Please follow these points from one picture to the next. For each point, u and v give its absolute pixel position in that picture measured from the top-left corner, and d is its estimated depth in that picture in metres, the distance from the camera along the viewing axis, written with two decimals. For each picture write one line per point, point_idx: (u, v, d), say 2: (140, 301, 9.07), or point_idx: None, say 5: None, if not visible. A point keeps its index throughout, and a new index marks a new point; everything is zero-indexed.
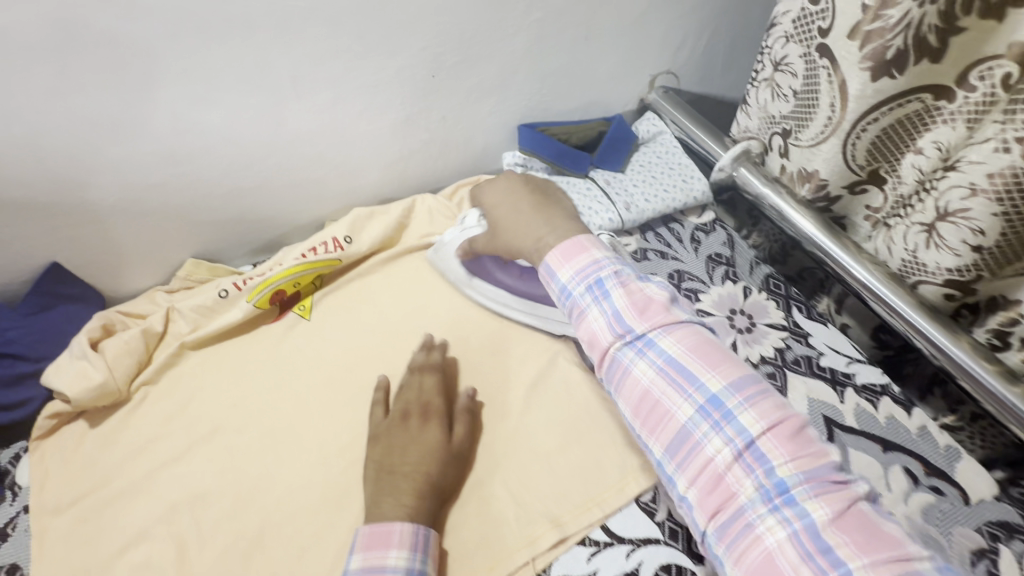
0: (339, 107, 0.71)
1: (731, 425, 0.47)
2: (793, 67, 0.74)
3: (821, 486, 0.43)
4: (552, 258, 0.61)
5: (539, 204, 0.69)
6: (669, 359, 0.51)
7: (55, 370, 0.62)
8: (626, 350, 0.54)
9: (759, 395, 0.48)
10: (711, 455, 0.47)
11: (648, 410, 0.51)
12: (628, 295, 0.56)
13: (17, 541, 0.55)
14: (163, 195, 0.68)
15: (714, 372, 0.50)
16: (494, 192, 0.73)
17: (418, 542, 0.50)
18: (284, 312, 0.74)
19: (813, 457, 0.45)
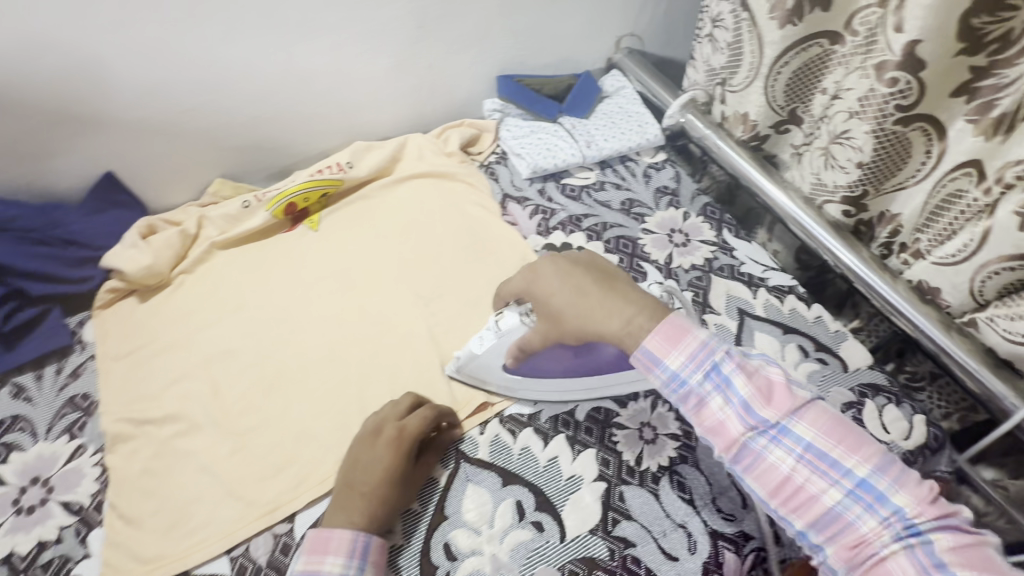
0: (340, 49, 0.85)
1: (885, 505, 0.44)
2: (724, 23, 0.87)
3: (954, 535, 0.42)
4: (655, 344, 0.52)
5: (606, 279, 0.57)
6: (808, 446, 0.46)
7: (112, 254, 0.77)
8: (760, 441, 0.47)
9: (899, 470, 0.45)
10: (862, 537, 0.44)
11: (786, 499, 0.47)
12: (751, 382, 0.49)
13: (88, 377, 0.70)
14: (196, 119, 0.82)
15: (856, 454, 0.46)
16: (547, 279, 0.58)
17: (356, 548, 0.52)
18: (296, 224, 0.89)
19: (944, 511, 0.43)
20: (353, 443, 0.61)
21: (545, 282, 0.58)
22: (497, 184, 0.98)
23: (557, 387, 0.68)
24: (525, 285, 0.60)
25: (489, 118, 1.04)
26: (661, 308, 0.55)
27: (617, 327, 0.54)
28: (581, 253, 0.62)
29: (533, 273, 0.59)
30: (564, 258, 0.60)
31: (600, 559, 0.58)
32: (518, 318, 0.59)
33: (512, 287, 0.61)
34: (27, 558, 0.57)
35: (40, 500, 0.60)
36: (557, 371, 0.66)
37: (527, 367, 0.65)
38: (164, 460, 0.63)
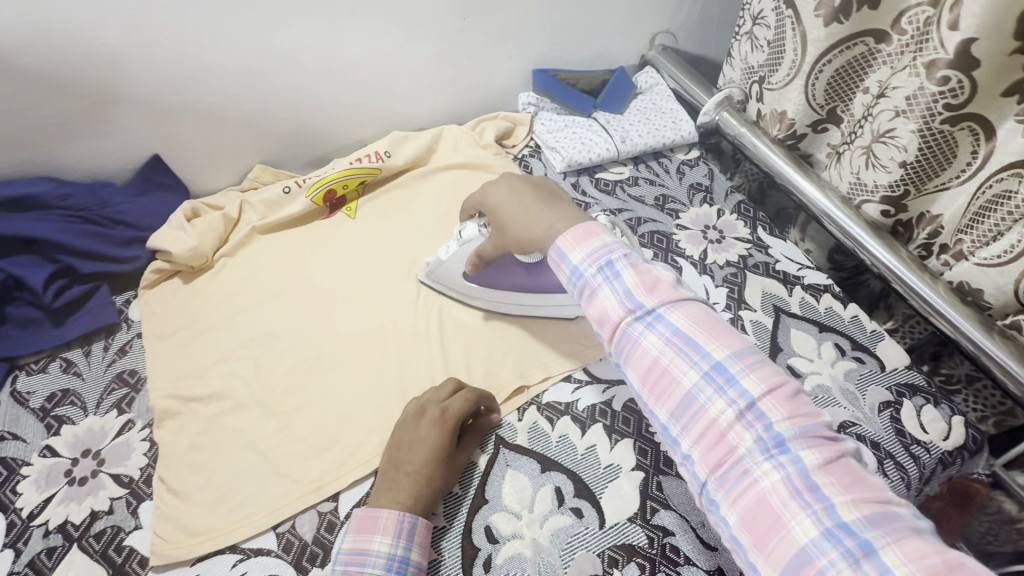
0: (384, 40, 0.86)
1: (734, 388, 0.42)
2: (766, 20, 0.88)
3: (813, 439, 0.39)
4: (565, 241, 0.53)
5: (546, 194, 0.61)
6: (676, 331, 0.46)
7: (159, 236, 0.78)
8: (635, 324, 0.47)
9: (761, 364, 0.43)
10: (714, 421, 0.42)
11: (652, 384, 0.46)
12: (639, 275, 0.49)
13: (135, 355, 0.72)
14: (240, 104, 0.83)
15: (719, 343, 0.44)
16: (499, 193, 0.63)
17: (403, 529, 0.53)
18: (334, 211, 0.90)
19: (806, 415, 0.41)
20: (398, 424, 0.63)
21: (497, 195, 0.63)
22: (531, 177, 0.98)
23: (511, 299, 0.77)
24: (481, 198, 0.65)
25: (523, 111, 1.04)
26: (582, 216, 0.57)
27: (537, 231, 0.57)
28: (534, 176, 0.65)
29: (488, 189, 0.64)
30: (516, 177, 0.64)
31: (640, 547, 0.59)
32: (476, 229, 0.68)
33: (473, 202, 0.68)
34: (80, 527, 0.58)
35: (91, 472, 0.62)
36: (508, 284, 0.74)
37: (483, 278, 0.74)
38: (211, 436, 0.65)
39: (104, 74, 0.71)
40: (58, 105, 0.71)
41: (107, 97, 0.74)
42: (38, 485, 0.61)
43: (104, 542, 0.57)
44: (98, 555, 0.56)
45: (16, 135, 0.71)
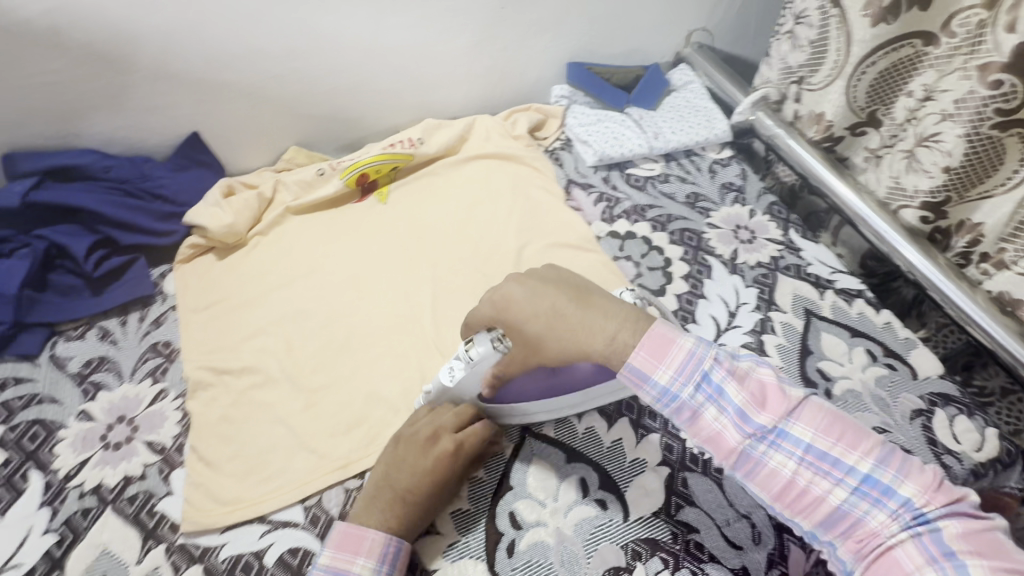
0: (422, 28, 0.87)
1: (892, 499, 0.43)
2: (809, 19, 0.86)
3: (965, 522, 0.42)
4: (641, 360, 0.49)
5: (580, 293, 0.55)
6: (807, 447, 0.45)
7: (195, 211, 0.79)
8: (757, 446, 0.46)
9: (904, 462, 0.44)
10: (872, 532, 0.43)
11: (791, 504, 0.45)
12: (743, 388, 0.47)
13: (170, 326, 0.74)
14: (279, 87, 0.84)
15: (856, 450, 0.44)
16: (518, 297, 0.56)
17: (388, 554, 0.51)
18: (366, 195, 0.91)
19: (949, 497, 0.43)
20: (405, 442, 0.60)
21: (518, 303, 0.55)
22: (561, 170, 0.98)
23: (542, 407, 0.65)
24: (494, 312, 0.57)
25: (555, 104, 1.04)
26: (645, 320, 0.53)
27: (601, 346, 0.51)
28: (546, 270, 0.59)
29: (502, 299, 0.56)
30: (530, 278, 0.57)
31: (663, 541, 0.59)
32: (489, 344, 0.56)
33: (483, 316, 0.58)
34: (114, 491, 0.59)
35: (126, 438, 0.63)
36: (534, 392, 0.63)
37: (502, 391, 0.63)
38: (242, 409, 0.66)
39: (151, 52, 0.73)
40: (105, 79, 0.72)
41: (152, 74, 0.75)
42: (74, 448, 0.62)
43: (136, 506, 0.59)
44: (131, 518, 0.58)
45: (64, 107, 0.72)
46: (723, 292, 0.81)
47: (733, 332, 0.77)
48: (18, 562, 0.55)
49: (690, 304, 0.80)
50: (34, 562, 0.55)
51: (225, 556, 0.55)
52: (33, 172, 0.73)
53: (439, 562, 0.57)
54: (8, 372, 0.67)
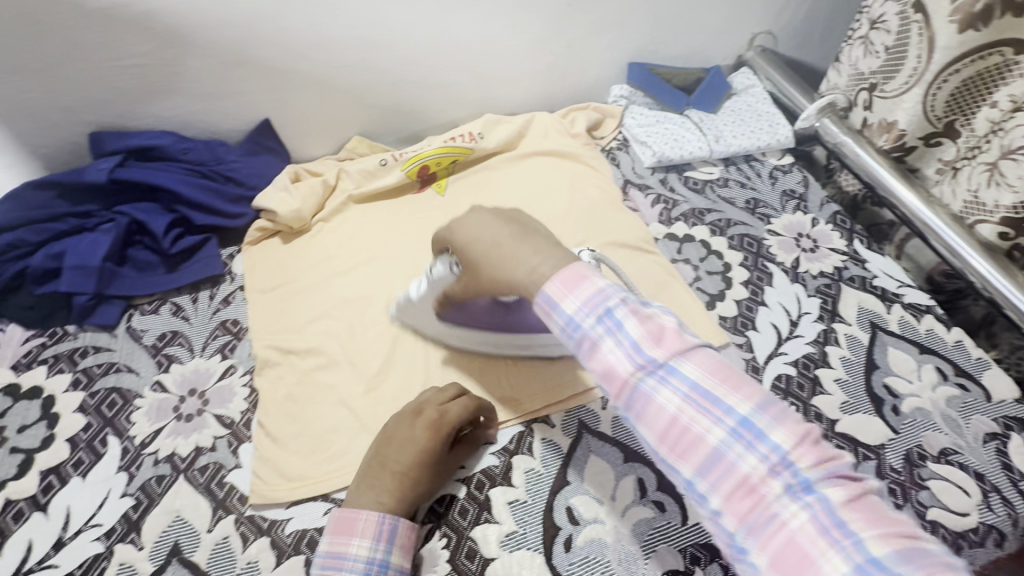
0: (489, 22, 0.87)
1: (766, 444, 0.37)
2: (887, 24, 0.84)
3: (839, 481, 0.36)
4: (553, 288, 0.47)
5: (522, 226, 0.53)
6: (693, 385, 0.40)
7: (264, 195, 0.81)
8: (646, 379, 0.42)
9: (783, 411, 0.39)
10: (747, 482, 0.37)
11: (671, 444, 0.40)
12: (642, 324, 0.44)
13: (238, 305, 0.76)
14: (348, 76, 0.85)
15: (738, 393, 0.40)
16: (467, 226, 0.55)
17: (383, 531, 0.52)
18: (425, 187, 0.92)
19: (830, 457, 0.37)
20: (393, 420, 0.61)
21: (466, 231, 0.55)
22: (618, 170, 0.98)
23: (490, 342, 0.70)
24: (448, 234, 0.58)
25: (614, 103, 1.04)
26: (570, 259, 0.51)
27: (521, 276, 0.50)
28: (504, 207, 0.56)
29: (457, 223, 0.57)
30: (484, 210, 0.56)
31: (723, 549, 0.58)
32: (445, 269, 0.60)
33: (436, 238, 0.60)
34: (186, 460, 0.62)
35: (197, 410, 0.66)
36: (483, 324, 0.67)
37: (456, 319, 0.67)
38: (306, 389, 0.68)
39: (232, 38, 0.75)
40: (189, 64, 0.75)
41: (232, 61, 0.77)
42: (149, 417, 0.65)
43: (207, 477, 0.61)
44: (202, 488, 0.60)
45: (150, 90, 0.75)
46: (784, 300, 0.79)
47: (795, 342, 0.75)
48: (98, 522, 0.58)
49: (751, 311, 0.78)
50: (113, 522, 0.58)
51: (291, 530, 0.57)
52: (117, 151, 0.76)
53: (497, 551, 0.57)
54: (89, 341, 0.71)
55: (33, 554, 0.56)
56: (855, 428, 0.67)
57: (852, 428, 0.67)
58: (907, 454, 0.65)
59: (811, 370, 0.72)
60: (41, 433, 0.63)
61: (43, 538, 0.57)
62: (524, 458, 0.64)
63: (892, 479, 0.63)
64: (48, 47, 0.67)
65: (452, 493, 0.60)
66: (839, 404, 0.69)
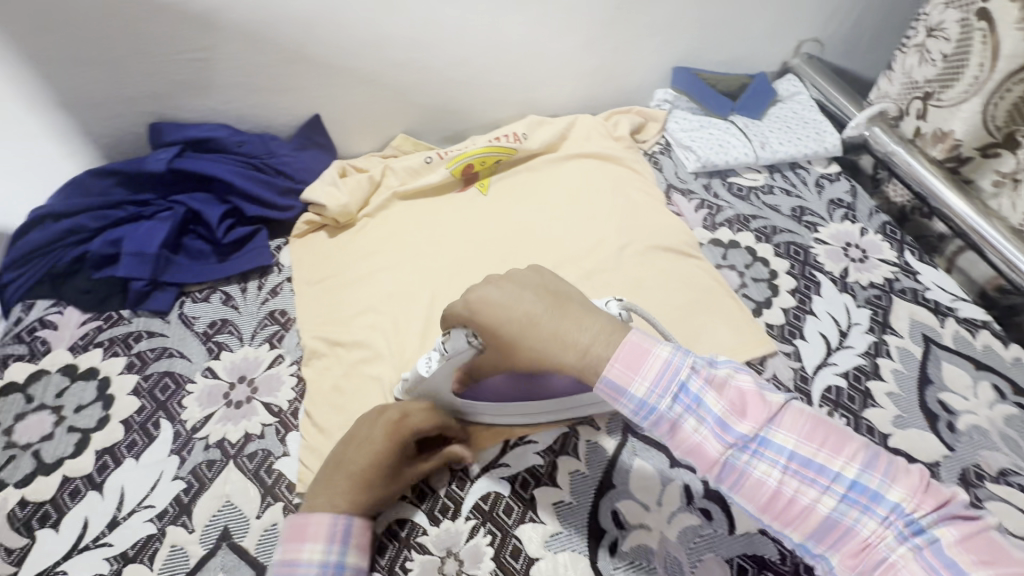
0: (538, 23, 0.88)
1: (882, 505, 0.37)
2: (946, 32, 0.82)
3: (956, 524, 0.37)
4: (615, 371, 0.44)
5: (556, 297, 0.51)
6: (791, 455, 0.39)
7: (313, 189, 0.83)
8: (740, 457, 0.40)
9: (890, 464, 0.39)
10: (865, 542, 0.38)
11: (776, 513, 0.40)
12: (722, 395, 0.42)
13: (286, 296, 0.77)
14: (398, 74, 0.86)
15: (841, 455, 0.39)
16: (492, 296, 0.52)
17: (336, 532, 0.51)
18: (468, 185, 0.92)
19: (941, 498, 0.38)
20: (357, 422, 0.61)
21: (490, 305, 0.52)
22: (661, 174, 0.97)
23: (516, 411, 0.64)
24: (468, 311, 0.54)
25: (658, 107, 1.03)
26: (615, 324, 0.47)
27: (573, 359, 0.46)
28: (529, 273, 0.54)
29: (476, 300, 0.53)
30: (505, 279, 0.54)
31: (772, 560, 0.57)
32: (463, 342, 0.56)
33: (453, 315, 0.56)
34: (235, 446, 0.63)
35: (246, 397, 0.67)
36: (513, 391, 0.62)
37: (474, 388, 0.63)
38: (351, 381, 0.69)
39: (293, 34, 0.76)
40: (249, 58, 0.77)
41: (289, 57, 0.79)
42: (200, 402, 0.66)
43: (256, 463, 0.62)
44: (252, 473, 0.61)
45: (211, 85, 0.78)
46: (832, 310, 0.78)
47: (845, 353, 0.73)
48: (150, 503, 0.59)
49: (798, 319, 0.77)
50: (164, 504, 0.59)
51: None
52: (175, 142, 0.78)
53: (542, 551, 0.57)
54: (143, 326, 0.72)
55: (88, 532, 0.57)
56: (909, 443, 0.65)
57: (906, 442, 0.65)
58: (964, 474, 0.63)
59: (862, 382, 0.70)
60: (97, 413, 0.65)
61: (97, 517, 0.58)
62: (569, 459, 0.63)
63: None
64: (118, 39, 0.69)
65: (497, 492, 0.61)
66: (892, 418, 0.67)
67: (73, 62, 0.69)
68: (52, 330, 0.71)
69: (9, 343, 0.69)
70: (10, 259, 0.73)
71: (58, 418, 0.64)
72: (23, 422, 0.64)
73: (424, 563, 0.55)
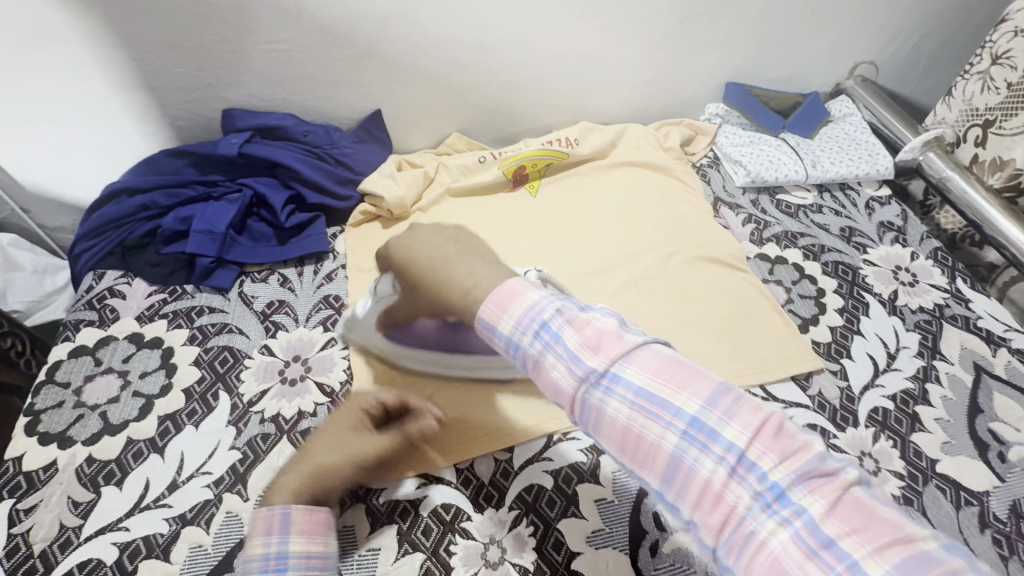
0: (601, 33, 0.90)
1: (717, 443, 0.36)
2: (1013, 61, 0.83)
3: (811, 480, 0.34)
4: (488, 310, 0.46)
5: (461, 243, 0.56)
6: (637, 389, 0.39)
7: (370, 181, 0.85)
8: (592, 391, 0.40)
9: (736, 402, 0.37)
10: (706, 484, 0.36)
11: (631, 450, 0.39)
12: (579, 331, 0.42)
13: (340, 283, 0.80)
14: (462, 75, 0.89)
15: (684, 390, 0.38)
16: (410, 244, 0.58)
17: (274, 524, 0.47)
18: (518, 186, 0.94)
19: (799, 451, 0.35)
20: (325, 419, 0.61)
21: (407, 249, 0.58)
22: (708, 187, 0.98)
23: (433, 361, 0.69)
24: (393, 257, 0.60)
25: (708, 121, 1.04)
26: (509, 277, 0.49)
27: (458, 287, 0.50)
28: (443, 229, 0.59)
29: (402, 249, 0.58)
30: (426, 230, 0.59)
31: None
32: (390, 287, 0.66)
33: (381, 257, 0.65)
34: (289, 423, 0.65)
35: (301, 376, 0.69)
36: (430, 342, 0.68)
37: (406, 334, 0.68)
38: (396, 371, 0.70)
39: (368, 33, 0.80)
40: (323, 54, 0.80)
41: (361, 53, 0.82)
42: (257, 376, 0.69)
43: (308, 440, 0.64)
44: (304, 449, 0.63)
45: (285, 76, 0.81)
46: (881, 331, 0.77)
47: (893, 375, 0.73)
48: (208, 470, 0.61)
49: (845, 338, 0.77)
50: (221, 472, 0.61)
51: (386, 499, 0.59)
52: (246, 129, 0.81)
53: (584, 546, 0.57)
54: (205, 302, 0.75)
55: (149, 492, 0.59)
56: (958, 470, 0.64)
57: (955, 470, 0.64)
58: (1014, 505, 0.62)
59: (910, 406, 0.70)
60: (160, 381, 0.68)
61: (158, 479, 0.60)
62: (611, 459, 0.64)
63: (996, 529, 0.60)
64: (207, 28, 0.73)
65: (540, 484, 0.62)
66: (940, 444, 0.66)
67: (162, 47, 0.73)
68: (121, 300, 0.74)
69: (81, 309, 0.73)
70: (85, 229, 0.77)
71: (124, 382, 0.67)
72: (92, 383, 0.67)
73: (467, 548, 0.56)
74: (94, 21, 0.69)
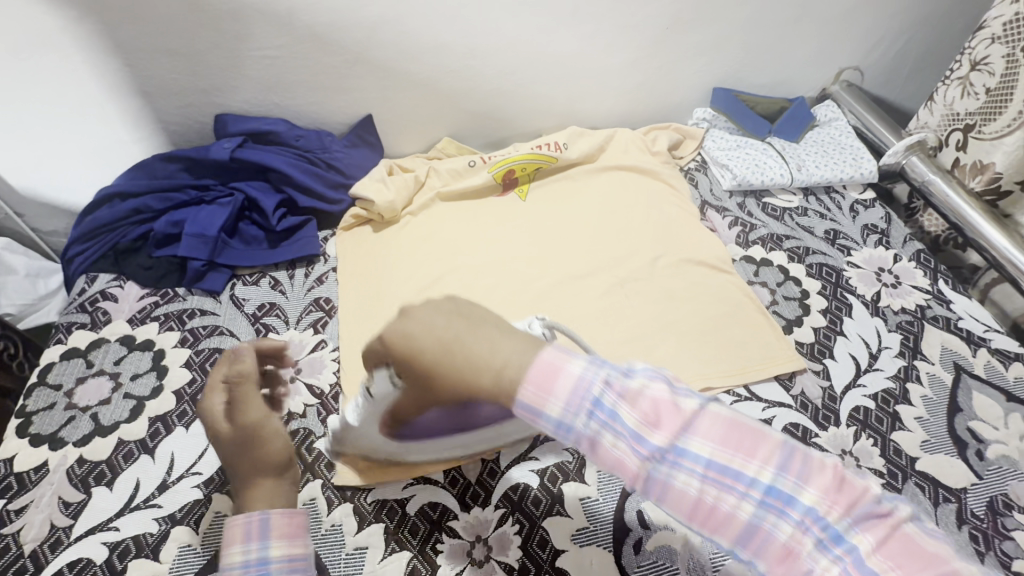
0: (590, 39, 0.91)
1: (794, 508, 0.32)
2: (991, 67, 0.84)
3: (869, 521, 0.32)
4: (528, 395, 0.36)
5: (471, 313, 0.39)
6: (708, 462, 0.33)
7: (361, 184, 0.87)
8: (660, 472, 0.33)
9: (805, 460, 0.33)
10: (784, 547, 0.32)
11: (700, 523, 0.34)
12: (634, 405, 0.35)
13: (330, 285, 0.81)
14: (452, 80, 0.90)
15: (755, 458, 0.33)
16: (407, 327, 0.39)
17: (251, 531, 0.42)
18: (508, 190, 0.95)
19: (859, 497, 0.32)
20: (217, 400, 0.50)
21: (404, 337, 0.39)
22: (696, 190, 0.99)
23: (442, 443, 0.57)
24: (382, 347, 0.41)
25: (695, 126, 1.06)
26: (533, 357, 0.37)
27: (491, 383, 0.37)
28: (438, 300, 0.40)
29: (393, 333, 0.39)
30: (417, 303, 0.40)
31: None
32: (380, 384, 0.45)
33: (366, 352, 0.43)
34: None
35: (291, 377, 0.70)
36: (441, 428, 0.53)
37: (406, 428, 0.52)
38: None
39: (358, 40, 0.81)
40: (314, 60, 0.81)
41: (351, 59, 0.83)
42: None
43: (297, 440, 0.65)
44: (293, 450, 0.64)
45: (277, 82, 0.82)
46: (863, 332, 0.79)
47: (874, 375, 0.74)
48: (197, 471, 0.62)
49: (828, 339, 0.78)
50: (211, 472, 0.62)
51: (372, 499, 0.60)
52: (238, 134, 0.83)
53: (569, 544, 0.58)
54: (196, 304, 0.76)
55: (139, 493, 0.60)
56: (936, 467, 0.66)
57: (933, 467, 0.66)
58: (990, 501, 0.63)
59: (891, 405, 0.71)
60: (151, 382, 0.68)
61: (149, 479, 0.61)
62: None
63: (973, 525, 0.61)
64: (199, 34, 0.74)
65: (526, 484, 0.62)
66: (920, 442, 0.67)
67: (155, 54, 0.74)
68: (113, 302, 0.75)
69: (73, 312, 0.74)
70: (78, 233, 0.78)
71: (116, 384, 0.68)
72: (83, 385, 0.68)
73: (453, 546, 0.57)
74: (88, 28, 0.70)
